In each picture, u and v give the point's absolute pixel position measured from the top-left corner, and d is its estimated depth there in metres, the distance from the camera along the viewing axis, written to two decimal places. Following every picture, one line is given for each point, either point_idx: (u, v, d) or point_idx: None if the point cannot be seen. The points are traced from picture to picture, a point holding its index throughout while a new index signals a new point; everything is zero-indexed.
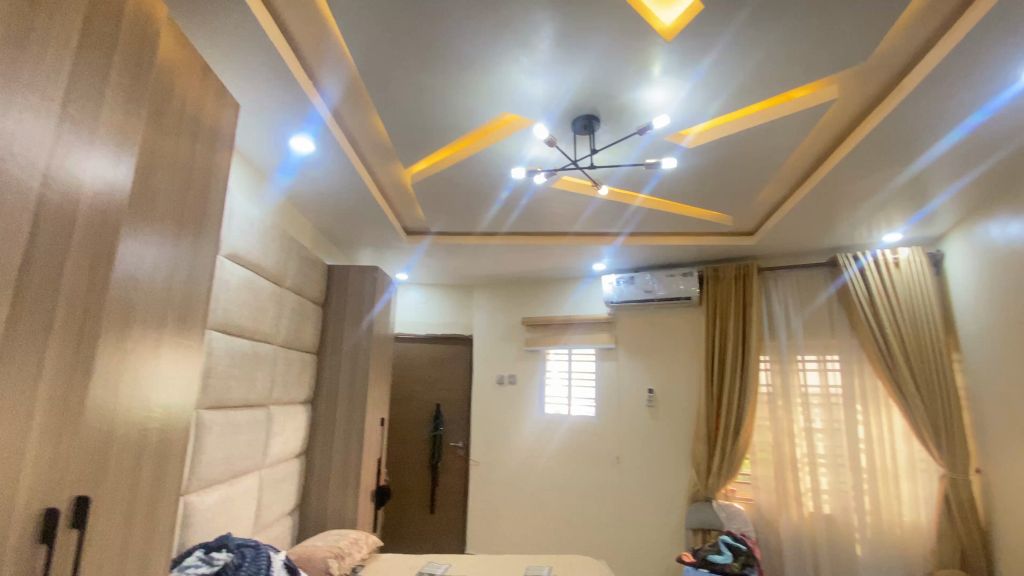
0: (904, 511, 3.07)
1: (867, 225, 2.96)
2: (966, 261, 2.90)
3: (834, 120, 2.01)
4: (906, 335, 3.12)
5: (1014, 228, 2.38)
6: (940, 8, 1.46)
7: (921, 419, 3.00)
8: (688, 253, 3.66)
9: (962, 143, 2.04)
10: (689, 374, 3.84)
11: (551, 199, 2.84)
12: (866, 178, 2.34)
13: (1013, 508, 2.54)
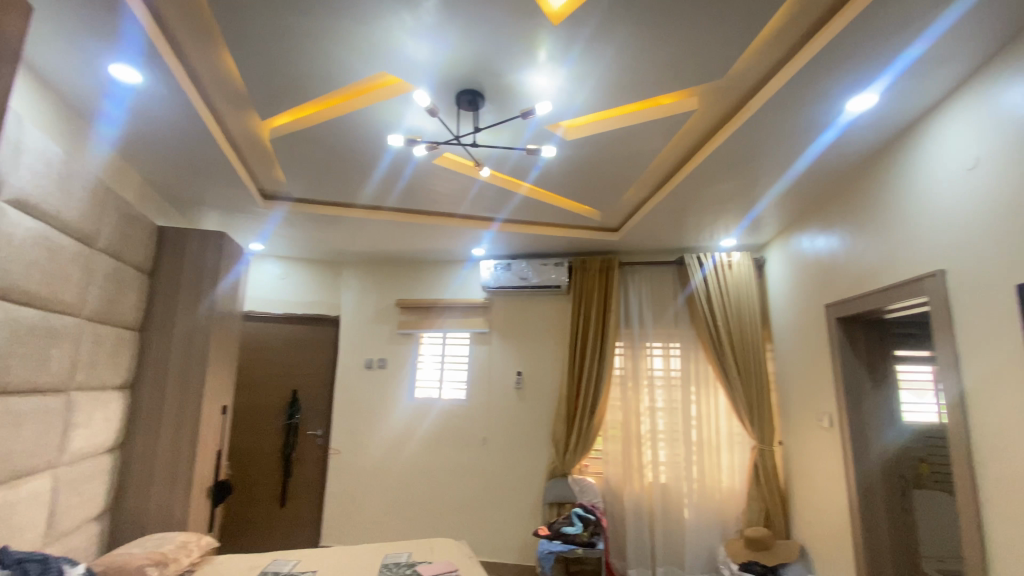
0: (723, 477, 3.56)
1: (711, 229, 3.32)
2: (781, 267, 3.41)
3: (693, 130, 2.18)
4: (734, 327, 3.60)
5: (819, 241, 2.85)
6: (784, 42, 1.63)
7: (740, 399, 3.49)
8: (560, 244, 3.79)
9: (790, 165, 2.36)
10: (556, 357, 4.01)
11: (428, 174, 2.69)
12: (714, 187, 2.61)
13: (804, 471, 3.09)
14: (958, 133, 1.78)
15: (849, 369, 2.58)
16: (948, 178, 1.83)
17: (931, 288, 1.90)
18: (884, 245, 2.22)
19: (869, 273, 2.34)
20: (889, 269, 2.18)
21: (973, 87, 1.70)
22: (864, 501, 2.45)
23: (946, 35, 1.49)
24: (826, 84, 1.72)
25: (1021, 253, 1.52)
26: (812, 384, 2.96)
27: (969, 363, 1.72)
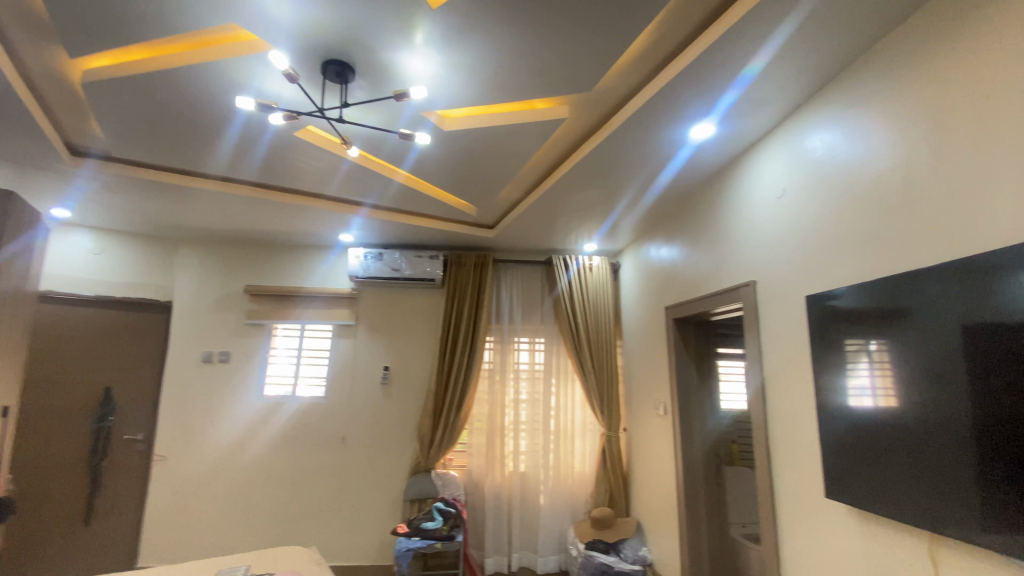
0: (576, 463, 3.82)
1: (577, 233, 3.54)
2: (633, 272, 3.77)
3: (564, 137, 2.29)
4: (591, 325, 3.88)
5: (663, 251, 3.20)
6: (645, 65, 1.77)
7: (594, 391, 3.78)
8: (434, 236, 3.73)
9: (644, 180, 2.61)
10: (425, 352, 3.94)
11: (291, 148, 2.44)
12: (582, 194, 2.78)
13: (644, 454, 3.45)
14: (771, 167, 2.12)
15: (682, 364, 2.95)
16: (762, 203, 2.17)
17: (745, 296, 2.24)
18: (713, 257, 2.57)
19: (701, 280, 2.68)
20: (716, 278, 2.53)
21: (784, 129, 2.04)
22: (688, 478, 2.82)
23: (752, 85, 1.78)
24: (676, 110, 1.92)
25: (808, 269, 1.87)
26: (653, 377, 3.32)
27: (769, 359, 2.06)
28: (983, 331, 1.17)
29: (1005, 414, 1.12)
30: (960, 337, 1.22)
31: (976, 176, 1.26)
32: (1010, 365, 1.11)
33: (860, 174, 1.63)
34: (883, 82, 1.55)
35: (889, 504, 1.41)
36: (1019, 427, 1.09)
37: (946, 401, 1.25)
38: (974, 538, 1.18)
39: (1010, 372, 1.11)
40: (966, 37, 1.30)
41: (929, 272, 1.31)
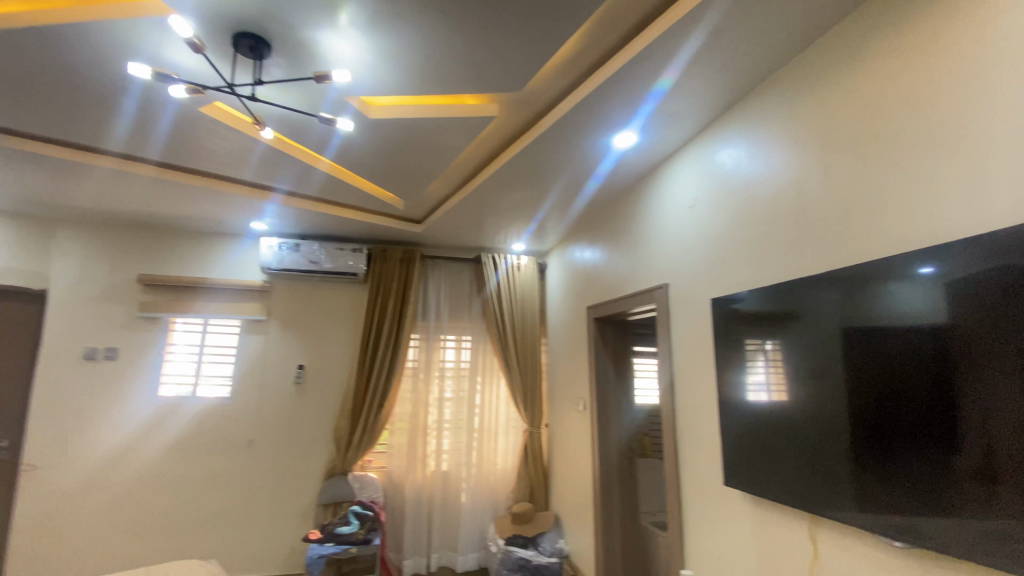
0: (498, 460, 3.84)
1: (505, 232, 3.56)
2: (559, 273, 3.85)
3: (493, 135, 2.29)
4: (517, 324, 3.92)
5: (588, 253, 3.31)
6: (573, 70, 1.81)
7: (517, 388, 3.82)
8: (358, 229, 3.58)
9: (570, 183, 2.68)
10: (345, 349, 3.77)
11: (197, 126, 2.22)
12: (511, 194, 2.80)
13: (564, 450, 3.54)
14: (686, 177, 2.25)
15: (601, 361, 3.06)
16: (676, 211, 2.31)
17: (659, 297, 2.37)
18: (632, 260, 2.69)
19: (621, 281, 2.80)
20: (634, 280, 2.65)
21: (697, 143, 2.18)
22: (604, 472, 2.93)
23: (668, 99, 1.88)
24: (601, 116, 1.98)
25: (715, 275, 2.00)
26: (574, 374, 3.42)
27: (679, 357, 2.19)
28: (857, 333, 1.32)
29: (873, 407, 1.27)
30: (839, 338, 1.37)
31: (854, 196, 1.42)
32: (877, 363, 1.26)
33: (760, 189, 1.79)
34: (782, 106, 1.70)
35: (777, 489, 1.56)
36: (883, 417, 1.24)
37: (826, 396, 1.40)
38: (845, 516, 1.32)
39: (877, 369, 1.26)
40: (849, 71, 1.46)
41: (815, 280, 1.46)
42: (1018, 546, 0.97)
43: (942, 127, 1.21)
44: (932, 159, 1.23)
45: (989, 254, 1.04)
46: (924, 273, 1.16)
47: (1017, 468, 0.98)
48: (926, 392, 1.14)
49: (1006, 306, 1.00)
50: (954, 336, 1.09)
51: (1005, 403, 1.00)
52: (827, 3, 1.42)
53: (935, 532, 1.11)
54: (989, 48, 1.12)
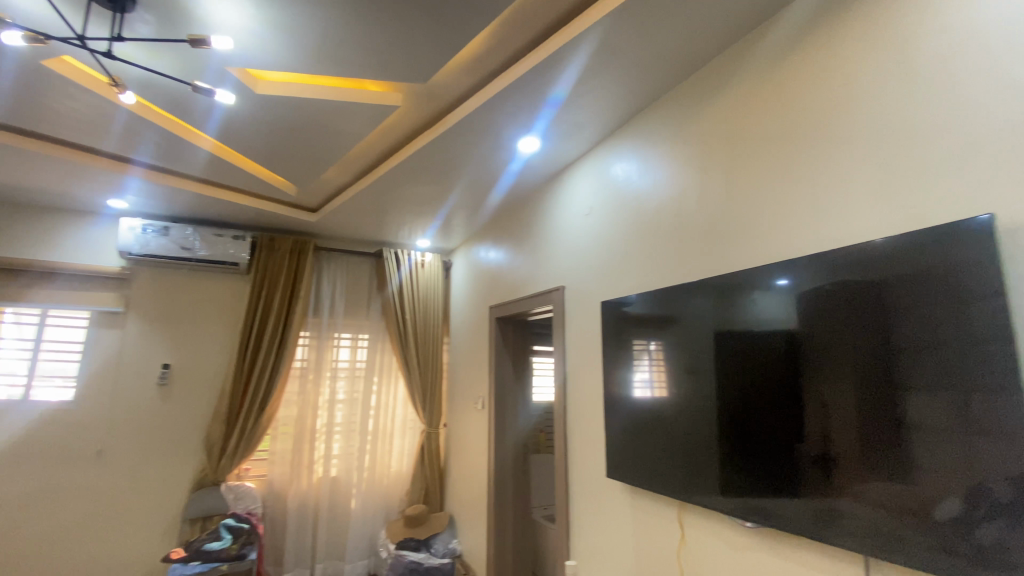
0: (393, 463, 3.72)
1: (408, 228, 3.46)
2: (463, 272, 3.83)
3: (396, 126, 2.21)
4: (418, 322, 3.82)
5: (492, 253, 3.32)
6: (482, 67, 1.80)
7: (416, 388, 3.73)
8: (242, 214, 3.25)
9: (474, 182, 2.67)
10: (223, 347, 3.41)
11: (35, 80, 1.87)
12: (415, 188, 2.72)
13: (461, 450, 3.53)
14: (585, 184, 2.35)
15: (500, 361, 3.10)
16: (573, 218, 2.41)
17: (556, 299, 2.45)
18: (532, 263, 2.76)
19: (522, 282, 2.86)
20: (534, 281, 2.71)
21: (595, 154, 2.29)
22: (498, 470, 2.97)
23: (569, 109, 1.94)
24: (508, 118, 1.99)
25: (607, 279, 2.11)
26: (474, 373, 3.42)
27: (572, 356, 2.28)
28: (726, 336, 1.47)
29: (736, 404, 1.41)
30: (711, 341, 1.51)
31: (726, 213, 1.58)
32: (742, 364, 1.41)
33: (649, 202, 1.92)
34: (671, 126, 1.84)
35: (654, 479, 1.68)
36: (743, 412, 1.38)
37: (699, 393, 1.54)
38: (710, 501, 1.46)
39: (741, 369, 1.41)
40: (728, 99, 1.62)
41: (693, 287, 1.59)
42: (845, 520, 1.13)
43: (797, 158, 1.38)
44: (788, 185, 1.40)
45: (831, 270, 1.20)
46: (782, 285, 1.32)
47: (845, 454, 1.14)
48: (780, 390, 1.30)
49: (850, 324, 1.15)
50: (802, 341, 1.25)
51: (839, 399, 1.16)
52: (713, 35, 1.56)
53: (783, 513, 1.26)
54: (835, 93, 1.30)
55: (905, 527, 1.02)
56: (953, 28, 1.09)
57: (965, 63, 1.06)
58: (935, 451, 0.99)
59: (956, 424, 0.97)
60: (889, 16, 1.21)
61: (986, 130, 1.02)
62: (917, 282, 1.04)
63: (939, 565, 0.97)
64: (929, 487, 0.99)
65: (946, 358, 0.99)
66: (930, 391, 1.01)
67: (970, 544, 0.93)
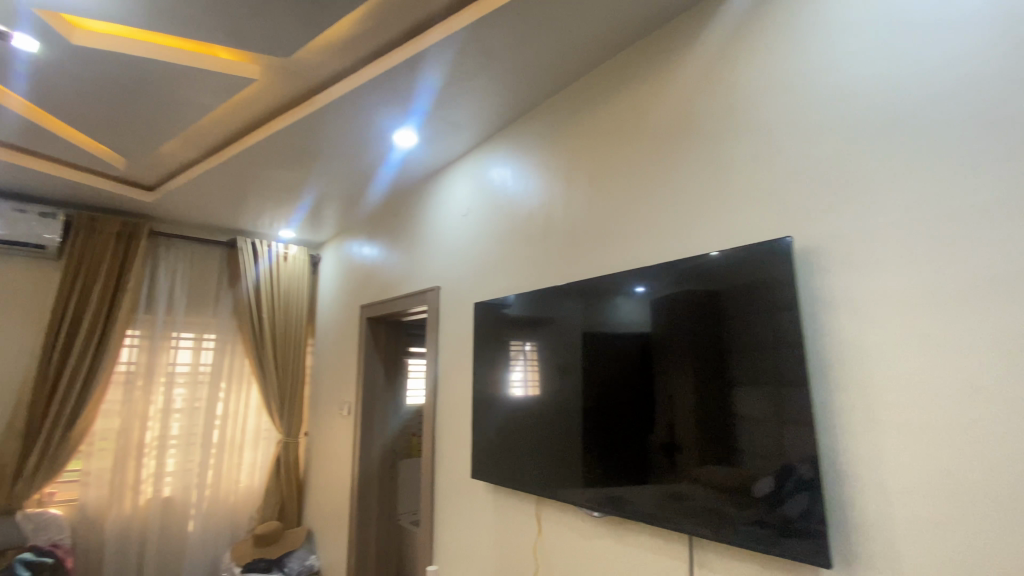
0: (242, 477, 3.34)
1: (270, 216, 3.14)
2: (333, 268, 3.58)
3: (253, 100, 1.97)
4: (278, 321, 3.48)
5: (366, 249, 3.16)
6: (352, 51, 1.68)
7: (272, 393, 3.39)
8: (51, 187, 2.67)
9: (347, 173, 2.51)
10: (17, 348, 2.77)
11: None
12: (277, 172, 2.47)
13: (323, 459, 3.29)
14: (463, 185, 2.33)
15: (369, 363, 2.95)
16: (451, 218, 2.38)
17: (431, 299, 2.40)
18: (408, 261, 2.67)
19: (396, 282, 2.76)
20: (408, 280, 2.63)
21: (474, 156, 2.29)
22: (362, 478, 2.82)
23: (445, 106, 1.90)
24: (383, 108, 1.90)
25: (481, 282, 2.12)
26: (340, 377, 3.21)
27: (444, 358, 2.26)
28: (589, 338, 1.53)
29: (596, 402, 1.49)
30: (578, 342, 1.57)
31: (591, 223, 1.67)
32: (602, 364, 1.48)
33: (522, 208, 1.96)
34: (545, 136, 1.90)
35: (520, 477, 1.71)
36: (605, 409, 1.46)
37: (564, 392, 1.60)
38: (572, 496, 1.51)
39: (602, 369, 1.48)
40: (595, 116, 1.71)
41: (562, 290, 1.65)
42: (684, 504, 1.23)
43: (651, 176, 1.50)
44: (643, 200, 1.51)
45: (678, 278, 1.31)
46: (639, 292, 1.40)
47: (687, 444, 1.24)
48: (635, 388, 1.38)
49: (695, 325, 1.26)
50: (654, 342, 1.34)
51: (682, 395, 1.26)
52: (582, 52, 1.64)
53: (635, 502, 1.34)
54: (683, 120, 1.44)
55: (731, 505, 1.14)
56: (771, 75, 1.26)
57: (777, 106, 1.24)
58: (755, 436, 1.11)
59: (769, 412, 1.10)
60: (724, 57, 1.37)
61: (791, 166, 1.19)
62: (744, 290, 1.17)
63: (756, 537, 1.09)
64: (750, 467, 1.12)
65: (764, 357, 1.12)
66: (751, 385, 1.14)
67: (779, 516, 1.05)
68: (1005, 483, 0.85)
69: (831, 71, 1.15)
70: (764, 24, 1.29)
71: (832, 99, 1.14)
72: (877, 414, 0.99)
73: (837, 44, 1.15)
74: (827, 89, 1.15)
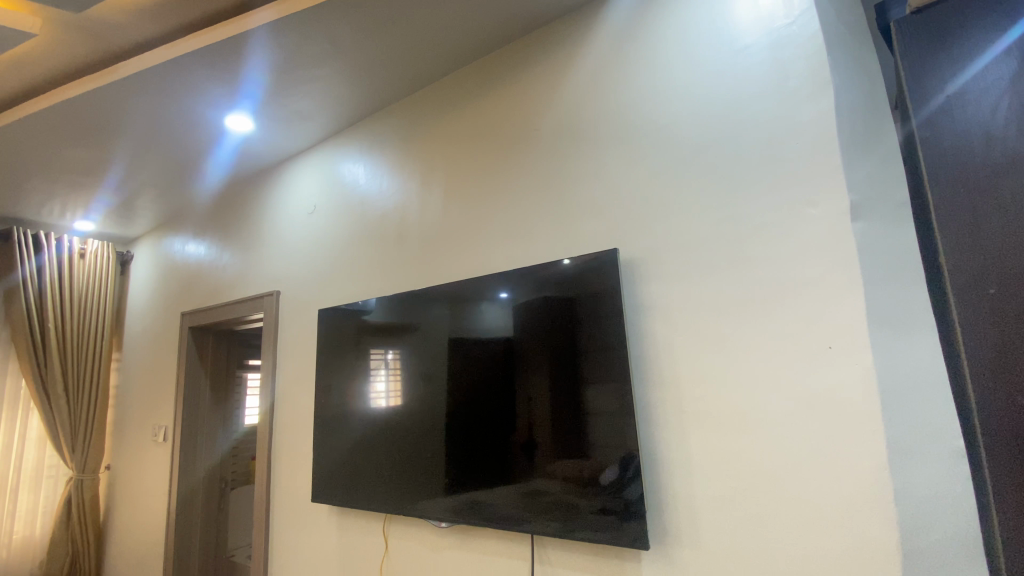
0: (15, 527, 2.65)
1: (60, 203, 2.57)
2: (148, 269, 3.05)
3: (30, 60, 1.56)
4: (69, 332, 2.85)
5: (191, 247, 2.74)
6: (170, 17, 1.42)
7: (60, 420, 2.76)
8: None
9: (167, 157, 2.15)
10: None
11: None
12: (72, 149, 2.02)
13: (130, 495, 2.77)
14: (311, 180, 2.15)
15: (193, 379, 2.56)
16: (295, 215, 2.17)
17: (267, 305, 2.16)
18: (243, 261, 2.38)
19: (226, 287, 2.44)
20: (243, 284, 2.35)
21: (324, 150, 2.13)
22: (183, 513, 2.43)
23: (287, 91, 1.72)
24: (211, 85, 1.65)
25: (329, 286, 1.96)
26: (155, 397, 2.74)
27: (284, 370, 2.05)
28: (452, 346, 1.48)
29: (455, 410, 1.45)
30: (443, 349, 1.50)
31: (444, 227, 1.65)
32: (462, 370, 1.45)
33: (375, 208, 1.87)
34: (400, 135, 1.85)
35: (375, 494, 1.60)
36: (463, 416, 1.43)
37: (424, 399, 1.53)
38: (428, 508, 1.46)
39: (461, 375, 1.45)
40: (450, 120, 1.70)
41: (423, 295, 1.58)
42: (539, 500, 1.25)
43: (502, 184, 1.53)
44: (495, 208, 1.53)
45: (537, 284, 1.33)
46: (502, 297, 1.39)
47: (543, 443, 1.26)
48: (494, 393, 1.37)
49: (550, 328, 1.28)
50: (513, 346, 1.34)
51: (540, 397, 1.28)
52: (437, 56, 1.61)
53: (492, 504, 1.33)
54: (534, 131, 1.49)
55: (580, 497, 1.18)
56: (607, 99, 1.36)
57: (614, 125, 1.33)
58: (602, 429, 1.16)
59: (613, 408, 1.16)
60: (568, 77, 1.45)
61: (623, 183, 1.29)
62: (590, 296, 1.23)
63: (601, 524, 1.14)
64: (598, 458, 1.16)
65: (608, 357, 1.19)
66: (598, 383, 1.19)
67: (621, 500, 1.11)
68: (773, 462, 1.00)
69: (657, 98, 1.27)
70: (601, 52, 1.40)
71: (658, 124, 1.26)
72: (684, 408, 1.12)
73: (659, 79, 1.28)
74: (653, 115, 1.27)
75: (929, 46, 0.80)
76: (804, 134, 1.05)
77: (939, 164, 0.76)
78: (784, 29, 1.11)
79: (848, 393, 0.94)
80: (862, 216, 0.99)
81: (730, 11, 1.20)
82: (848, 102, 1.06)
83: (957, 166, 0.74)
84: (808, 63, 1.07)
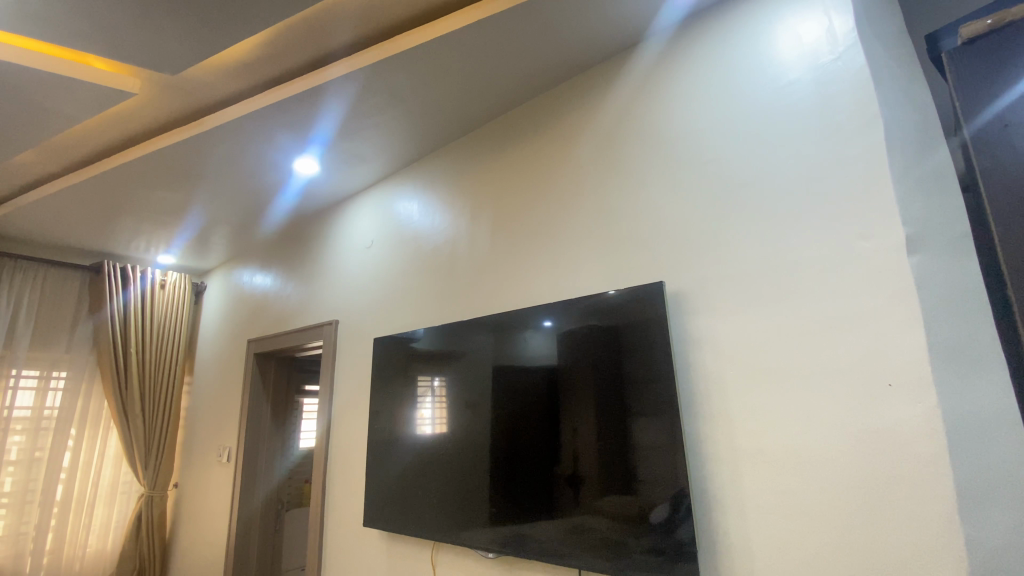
0: (90, 541, 2.84)
1: (146, 239, 2.84)
2: (219, 298, 3.30)
3: (131, 115, 1.77)
4: (148, 357, 3.10)
5: (258, 279, 2.95)
6: (251, 74, 1.59)
7: (136, 440, 2.97)
8: None
9: (240, 197, 2.35)
10: None
11: None
12: (159, 191, 2.24)
13: (194, 513, 2.92)
14: (368, 216, 2.29)
15: (257, 403, 2.71)
16: (354, 249, 2.31)
17: (326, 333, 2.29)
18: (305, 292, 2.53)
19: (289, 315, 2.60)
20: (304, 313, 2.50)
21: (380, 188, 2.28)
22: (243, 532, 2.54)
23: (349, 137, 1.87)
24: (283, 133, 1.82)
25: (383, 316, 2.06)
26: (221, 419, 2.92)
27: (340, 395, 2.15)
28: (499, 375, 1.51)
29: (501, 439, 1.47)
30: (488, 377, 1.54)
31: (493, 260, 1.71)
32: (508, 399, 1.47)
33: (427, 241, 1.97)
34: (451, 174, 1.95)
35: (422, 522, 1.62)
36: (510, 446, 1.44)
37: (470, 427, 1.56)
38: (473, 538, 1.47)
39: (507, 405, 1.47)
40: (499, 159, 1.79)
41: (470, 324, 1.63)
42: (586, 536, 1.23)
43: (549, 220, 1.58)
44: (542, 242, 1.58)
45: (582, 314, 1.35)
46: (547, 326, 1.42)
47: (589, 476, 1.26)
48: (540, 422, 1.38)
49: (597, 360, 1.30)
50: (558, 377, 1.36)
51: (587, 428, 1.28)
52: (487, 100, 1.72)
53: (538, 537, 1.33)
54: (579, 169, 1.54)
55: (629, 535, 1.16)
56: (649, 136, 1.40)
57: (658, 162, 1.37)
58: (651, 464, 1.16)
59: (661, 442, 1.15)
60: (611, 115, 1.50)
61: (669, 218, 1.31)
62: (637, 328, 1.24)
63: (653, 563, 1.11)
64: (646, 495, 1.15)
65: (655, 389, 1.19)
66: (646, 417, 1.19)
67: (673, 540, 1.09)
68: (833, 504, 0.96)
69: (701, 134, 1.30)
70: (640, 92, 1.45)
71: (703, 159, 1.28)
72: (736, 444, 1.10)
73: (702, 116, 1.31)
74: (698, 150, 1.30)
75: (984, 73, 0.79)
76: (855, 167, 1.05)
77: (1001, 193, 0.74)
78: (830, 65, 1.12)
79: (912, 432, 0.90)
80: (920, 249, 0.97)
81: (772, 49, 1.22)
82: (899, 133, 1.05)
83: (1019, 193, 0.72)
84: (856, 97, 1.07)
